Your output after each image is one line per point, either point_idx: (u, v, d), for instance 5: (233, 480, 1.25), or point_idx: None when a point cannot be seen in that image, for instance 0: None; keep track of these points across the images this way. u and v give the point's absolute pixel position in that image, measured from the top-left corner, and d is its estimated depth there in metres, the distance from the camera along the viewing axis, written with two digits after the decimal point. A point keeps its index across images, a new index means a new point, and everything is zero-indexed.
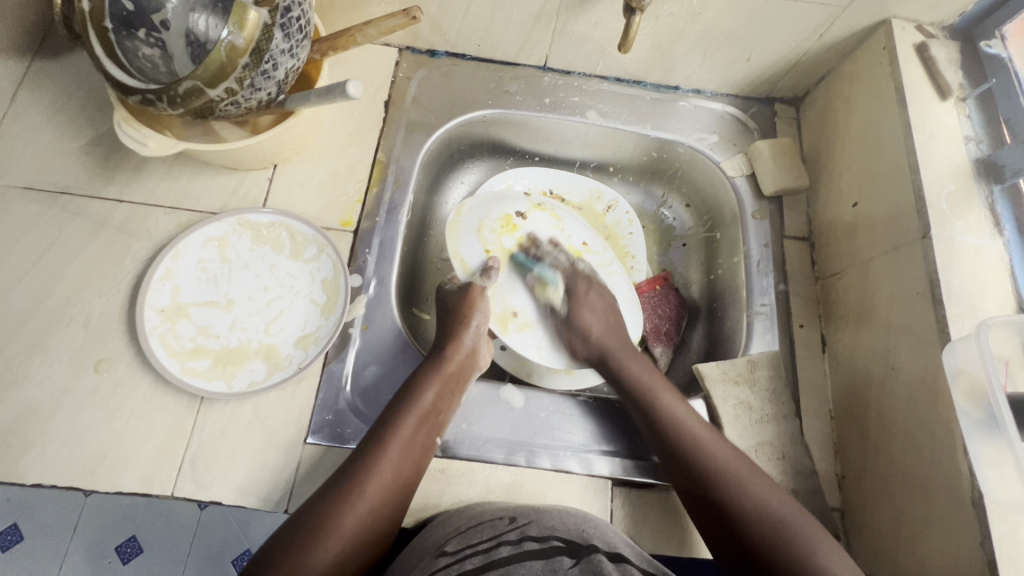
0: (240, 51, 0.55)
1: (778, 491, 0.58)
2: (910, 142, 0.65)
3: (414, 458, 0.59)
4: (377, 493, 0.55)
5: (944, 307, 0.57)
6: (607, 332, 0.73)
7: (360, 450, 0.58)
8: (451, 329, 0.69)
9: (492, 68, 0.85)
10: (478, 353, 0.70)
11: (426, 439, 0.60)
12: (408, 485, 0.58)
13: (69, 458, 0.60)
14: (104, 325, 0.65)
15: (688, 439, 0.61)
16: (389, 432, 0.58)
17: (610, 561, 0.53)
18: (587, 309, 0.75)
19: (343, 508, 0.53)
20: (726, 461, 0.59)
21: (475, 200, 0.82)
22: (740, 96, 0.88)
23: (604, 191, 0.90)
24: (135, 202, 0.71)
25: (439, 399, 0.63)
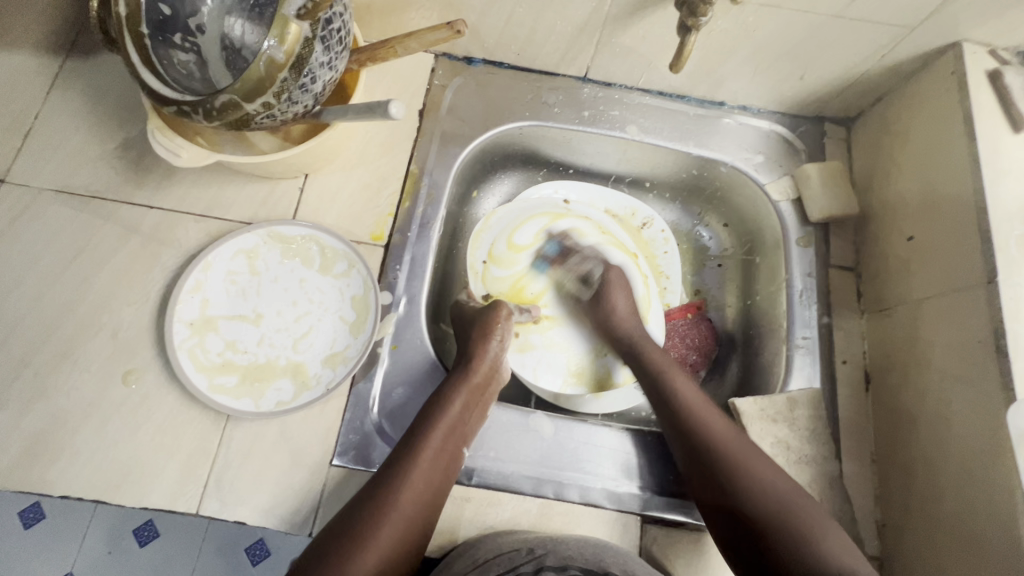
0: (279, 65, 0.53)
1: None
2: (978, 177, 0.61)
3: (445, 467, 0.57)
4: (411, 504, 0.54)
5: (1010, 361, 0.54)
6: (630, 314, 0.74)
7: (387, 466, 0.56)
8: (476, 337, 0.68)
9: (530, 77, 0.82)
10: (501, 363, 0.68)
11: (456, 448, 0.59)
12: (439, 496, 0.56)
13: (96, 471, 0.59)
14: (133, 336, 0.64)
15: (791, 516, 0.54)
16: (420, 442, 0.57)
17: None
18: (617, 289, 0.75)
19: (378, 520, 0.52)
20: (832, 542, 0.52)
21: (506, 208, 0.82)
22: (788, 114, 0.84)
23: (641, 208, 0.87)
24: (165, 208, 0.70)
25: (467, 408, 0.61)
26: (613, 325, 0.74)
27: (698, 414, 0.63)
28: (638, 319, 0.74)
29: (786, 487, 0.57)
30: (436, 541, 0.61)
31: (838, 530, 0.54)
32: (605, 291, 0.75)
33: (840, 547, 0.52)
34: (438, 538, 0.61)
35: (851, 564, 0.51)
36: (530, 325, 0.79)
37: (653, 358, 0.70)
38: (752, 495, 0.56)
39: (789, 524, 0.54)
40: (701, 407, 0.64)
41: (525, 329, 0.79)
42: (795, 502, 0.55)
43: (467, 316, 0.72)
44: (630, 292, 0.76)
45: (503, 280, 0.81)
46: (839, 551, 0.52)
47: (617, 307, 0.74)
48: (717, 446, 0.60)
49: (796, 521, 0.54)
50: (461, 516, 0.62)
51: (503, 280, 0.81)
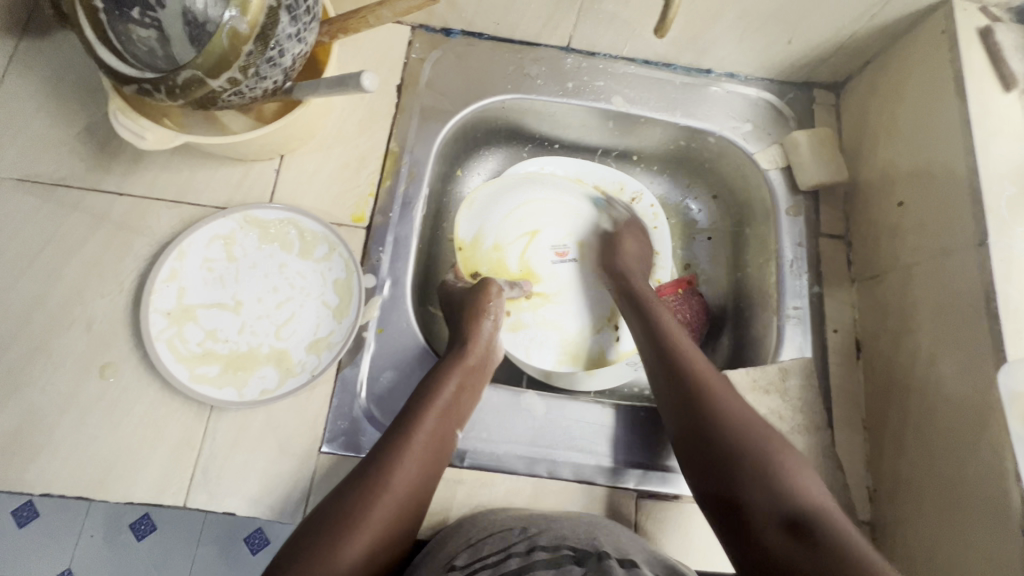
0: (244, 37, 0.50)
1: (825, 490, 0.52)
2: (969, 138, 0.60)
3: (438, 449, 0.56)
4: (403, 486, 0.52)
5: (1001, 323, 0.54)
6: (641, 257, 0.77)
7: (376, 450, 0.54)
8: (471, 314, 0.66)
9: (511, 48, 0.79)
10: (495, 343, 0.67)
11: (450, 429, 0.58)
12: (431, 479, 0.55)
13: (77, 467, 0.58)
14: (108, 328, 0.62)
15: (754, 432, 0.54)
16: (411, 425, 0.55)
17: (620, 566, 0.49)
18: (631, 237, 0.78)
19: (369, 502, 0.50)
20: (787, 452, 0.53)
21: (490, 186, 0.80)
22: (776, 80, 0.82)
23: (628, 182, 0.85)
24: (135, 195, 0.67)
25: (461, 388, 0.60)
26: (614, 253, 0.76)
27: (679, 344, 0.62)
28: (643, 261, 0.77)
29: (761, 424, 0.55)
30: (429, 524, 0.60)
31: (806, 465, 0.53)
32: (617, 239, 0.78)
33: (807, 483, 0.51)
34: (432, 520, 0.60)
35: (822, 505, 0.50)
36: (520, 303, 0.78)
37: (642, 288, 0.71)
38: (722, 430, 0.55)
39: (760, 459, 0.52)
40: (686, 347, 0.62)
41: (516, 307, 0.77)
42: (770, 439, 0.54)
43: (459, 294, 0.70)
44: (639, 242, 0.78)
45: (491, 260, 0.79)
46: (807, 487, 0.51)
47: (625, 251, 0.76)
48: (692, 369, 0.59)
49: (766, 454, 0.53)
50: (454, 498, 0.61)
51: (491, 260, 0.79)
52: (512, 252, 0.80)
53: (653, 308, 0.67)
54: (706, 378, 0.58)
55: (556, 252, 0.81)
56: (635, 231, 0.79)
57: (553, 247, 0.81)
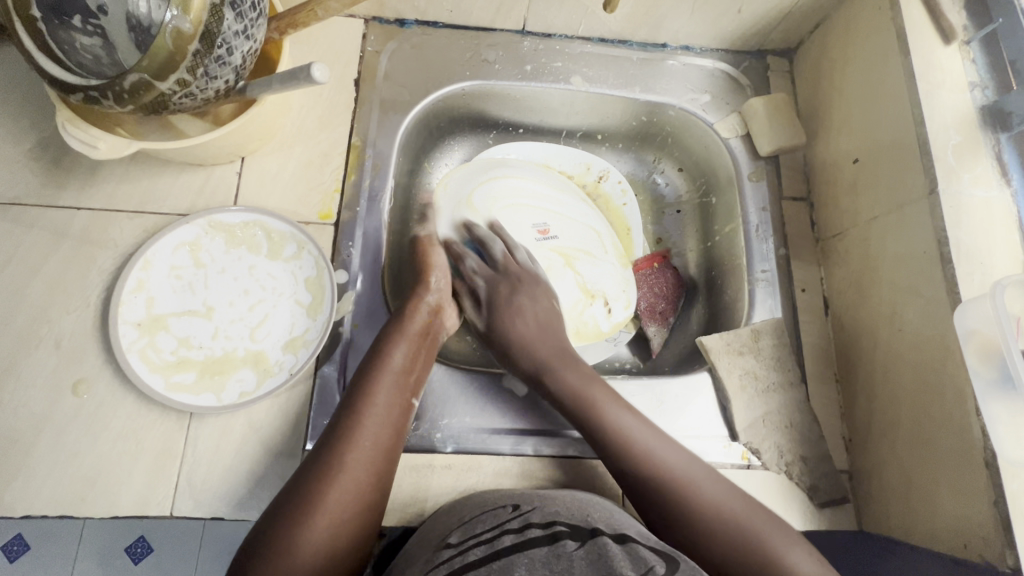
0: (188, 37, 0.49)
1: (738, 491, 0.56)
2: (914, 91, 0.62)
3: (392, 421, 0.56)
4: (360, 460, 0.52)
5: (953, 267, 0.56)
6: (539, 336, 0.67)
7: (331, 427, 0.55)
8: (414, 286, 0.67)
9: (467, 35, 0.79)
10: (441, 312, 0.67)
11: (400, 399, 0.58)
12: (391, 449, 0.55)
13: (57, 486, 0.57)
14: (77, 344, 0.61)
15: (668, 469, 0.56)
16: (361, 397, 0.56)
17: (615, 543, 0.49)
18: (516, 314, 0.68)
19: (328, 480, 0.51)
20: (693, 467, 0.57)
21: (463, 171, 0.79)
22: (730, 50, 0.83)
23: (594, 162, 0.86)
24: (94, 208, 0.66)
25: (409, 358, 0.60)
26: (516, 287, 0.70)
27: (589, 403, 0.61)
28: (551, 339, 0.67)
29: (693, 470, 0.57)
30: (418, 511, 0.60)
31: (727, 485, 0.56)
32: (504, 313, 0.68)
33: (739, 515, 0.54)
34: (421, 507, 0.61)
35: (747, 527, 0.53)
36: None
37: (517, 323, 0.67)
38: (642, 483, 0.56)
39: (686, 500, 0.54)
40: (594, 399, 0.61)
41: None
42: (694, 479, 0.56)
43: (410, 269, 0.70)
44: (526, 268, 0.73)
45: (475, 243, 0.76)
46: (737, 517, 0.53)
47: (514, 272, 0.71)
48: (602, 424, 0.59)
49: (692, 495, 0.55)
50: (443, 484, 0.62)
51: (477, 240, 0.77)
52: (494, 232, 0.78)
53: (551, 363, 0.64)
54: (614, 433, 0.59)
55: (538, 230, 0.80)
56: (519, 283, 0.70)
57: (535, 224, 0.80)
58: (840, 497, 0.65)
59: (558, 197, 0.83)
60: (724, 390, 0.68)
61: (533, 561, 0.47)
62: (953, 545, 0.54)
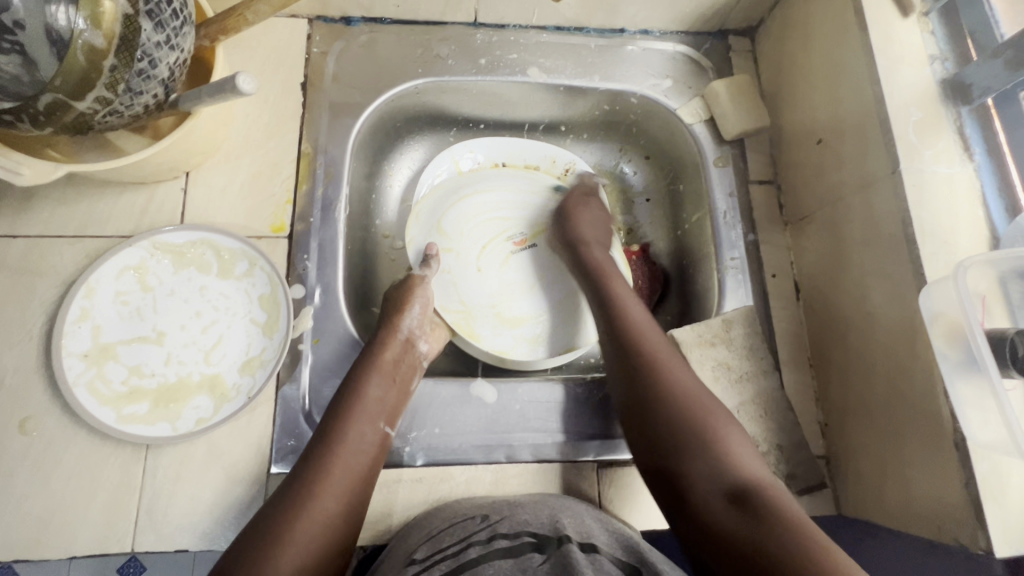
0: (102, 51, 0.46)
1: (749, 444, 0.53)
2: (874, 68, 0.60)
3: (366, 453, 0.55)
4: (331, 493, 0.50)
5: (918, 248, 0.55)
6: (598, 233, 0.73)
7: (306, 457, 0.53)
8: (392, 312, 0.65)
9: (417, 30, 0.76)
10: (418, 341, 0.65)
11: (374, 431, 0.56)
12: (367, 481, 0.54)
13: (10, 530, 0.55)
14: (22, 379, 0.58)
15: (671, 388, 0.56)
16: (337, 429, 0.54)
17: (581, 551, 0.49)
18: (586, 217, 0.74)
19: (296, 516, 0.48)
20: (694, 388, 0.56)
21: (433, 197, 0.77)
22: (690, 32, 0.81)
23: (559, 154, 0.83)
24: (31, 235, 0.62)
25: (384, 389, 0.59)
26: (580, 245, 0.72)
27: (634, 328, 0.61)
28: (606, 238, 0.73)
29: (741, 452, 0.52)
30: (389, 529, 0.59)
31: (745, 441, 0.53)
32: (569, 216, 0.75)
33: (748, 462, 0.51)
34: (392, 523, 0.59)
35: (760, 482, 0.49)
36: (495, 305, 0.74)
37: (590, 257, 0.71)
38: (663, 400, 0.55)
39: (693, 433, 0.53)
40: (642, 327, 0.61)
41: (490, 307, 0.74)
42: (708, 410, 0.54)
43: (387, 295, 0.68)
44: (598, 224, 0.74)
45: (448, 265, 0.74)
46: (745, 466, 0.51)
47: (579, 220, 0.74)
48: (644, 346, 0.59)
49: (705, 427, 0.53)
50: (414, 498, 0.60)
51: (445, 261, 0.74)
52: (467, 253, 0.75)
53: (625, 314, 0.63)
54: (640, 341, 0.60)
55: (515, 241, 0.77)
56: (591, 198, 0.77)
57: (511, 236, 0.77)
58: (818, 483, 0.64)
59: (533, 197, 0.79)
60: (697, 383, 0.67)
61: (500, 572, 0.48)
62: (927, 527, 0.54)
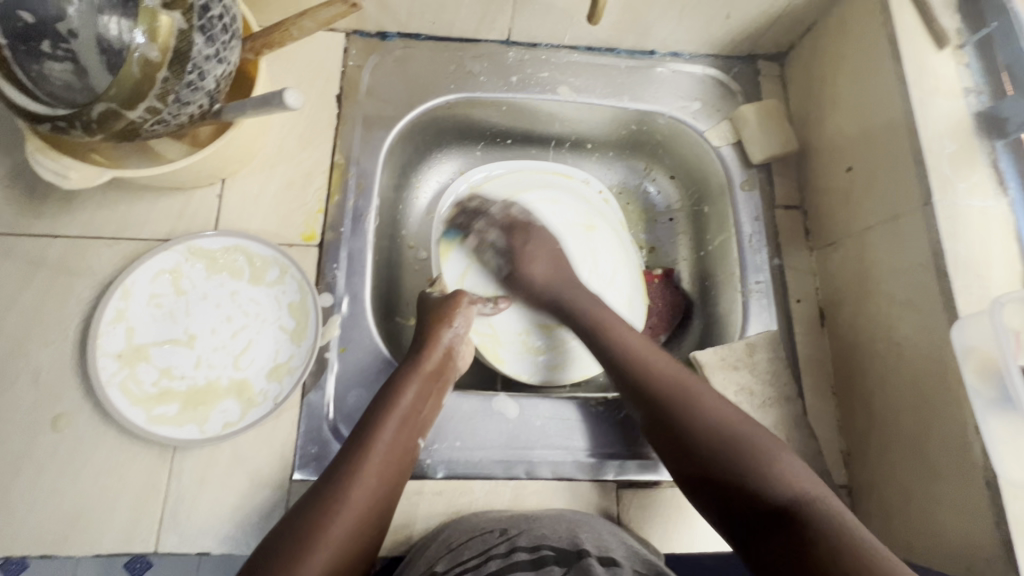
0: (156, 65, 0.49)
1: (791, 455, 0.52)
2: (907, 98, 0.60)
3: (398, 460, 0.55)
4: (361, 500, 0.51)
5: (950, 280, 0.55)
6: (550, 277, 0.71)
7: (338, 461, 0.53)
8: (431, 323, 0.65)
9: (450, 47, 0.78)
10: (458, 350, 0.65)
11: (407, 441, 0.56)
12: (394, 490, 0.54)
13: (39, 526, 0.56)
14: (56, 377, 0.59)
15: (695, 405, 0.56)
16: (370, 435, 0.55)
17: (600, 565, 0.50)
18: (529, 259, 0.72)
19: (328, 521, 0.48)
20: (724, 413, 0.55)
21: (467, 202, 0.80)
22: (720, 56, 0.82)
23: (574, 172, 0.83)
24: (71, 236, 0.64)
25: (420, 398, 0.59)
26: (530, 291, 0.72)
27: (662, 379, 0.59)
28: (561, 277, 0.71)
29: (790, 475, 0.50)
30: (408, 540, 0.59)
31: (790, 456, 0.52)
32: (521, 262, 0.73)
33: (796, 477, 0.50)
34: (410, 535, 0.59)
35: (808, 493, 0.49)
36: (524, 330, 0.77)
37: (581, 309, 0.68)
38: (702, 434, 0.54)
39: (736, 455, 0.52)
40: (669, 374, 0.59)
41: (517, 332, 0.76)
42: (747, 433, 0.53)
43: (427, 300, 0.69)
44: (550, 254, 0.73)
45: (478, 280, 0.78)
46: (791, 478, 0.50)
47: (534, 269, 0.72)
48: (659, 375, 0.59)
49: (747, 451, 0.52)
50: (433, 511, 0.60)
51: (474, 282, 0.77)
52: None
53: (626, 350, 0.62)
54: (676, 381, 0.58)
55: None
56: (531, 228, 0.75)
57: None
58: None
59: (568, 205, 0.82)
60: None
61: None
62: (953, 564, 0.53)
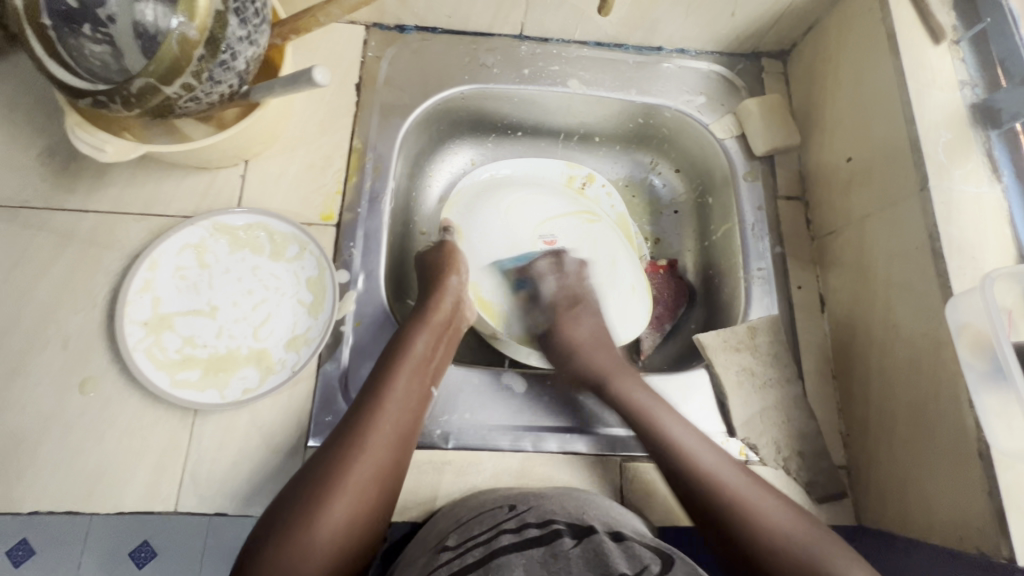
0: (193, 42, 0.51)
1: (810, 521, 0.54)
2: (905, 88, 0.63)
3: (413, 403, 0.58)
4: (381, 442, 0.53)
5: (945, 262, 0.56)
6: (595, 342, 0.72)
7: (355, 406, 0.56)
8: (437, 278, 0.68)
9: (465, 40, 0.81)
10: (462, 303, 0.68)
11: (420, 384, 0.59)
12: (411, 431, 0.57)
13: (64, 483, 0.58)
14: (84, 343, 0.62)
15: (710, 476, 0.57)
16: (384, 381, 0.57)
17: (611, 540, 0.51)
18: (575, 321, 0.74)
19: (349, 463, 0.51)
20: (743, 487, 0.56)
21: (473, 184, 0.84)
22: (725, 53, 0.85)
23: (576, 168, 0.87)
24: (102, 211, 0.67)
25: (431, 347, 0.62)
26: (572, 354, 0.71)
27: (691, 460, 0.58)
28: (606, 349, 0.72)
29: (808, 538, 0.52)
30: (417, 507, 0.61)
31: (809, 523, 0.53)
32: (570, 320, 0.74)
33: (817, 544, 0.51)
34: (420, 503, 0.61)
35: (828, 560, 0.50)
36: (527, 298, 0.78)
37: (626, 399, 0.65)
38: (721, 510, 0.55)
39: (759, 540, 0.52)
40: (683, 449, 0.59)
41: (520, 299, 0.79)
42: (769, 507, 0.54)
43: (427, 257, 0.71)
44: (595, 318, 0.75)
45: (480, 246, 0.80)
46: (812, 547, 0.51)
47: (575, 339, 0.72)
48: (680, 460, 0.59)
49: (767, 526, 0.53)
50: (441, 480, 0.62)
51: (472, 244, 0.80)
52: (507, 235, 0.82)
53: (646, 416, 0.63)
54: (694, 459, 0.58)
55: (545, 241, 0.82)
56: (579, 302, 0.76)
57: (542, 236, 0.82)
58: (837, 492, 0.65)
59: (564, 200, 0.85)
60: (721, 387, 0.69)
61: (531, 559, 0.48)
62: (950, 537, 0.54)
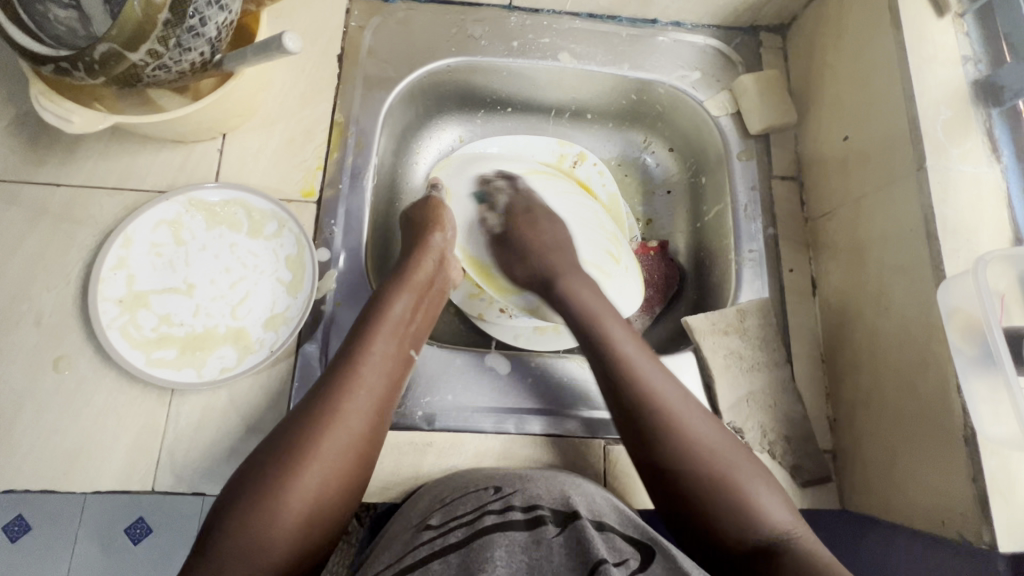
0: (158, 6, 0.48)
1: (765, 482, 0.52)
2: (905, 63, 0.61)
3: (392, 364, 0.57)
4: (358, 407, 0.53)
5: (939, 244, 0.55)
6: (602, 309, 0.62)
7: (332, 367, 0.55)
8: (419, 236, 0.67)
9: (453, 10, 0.78)
10: (446, 264, 0.67)
11: (399, 346, 0.59)
12: (390, 395, 0.56)
13: (40, 461, 0.57)
14: (58, 320, 0.61)
15: (674, 430, 0.53)
16: (363, 341, 0.57)
17: (594, 528, 0.49)
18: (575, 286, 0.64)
19: (323, 425, 0.51)
20: (709, 439, 0.53)
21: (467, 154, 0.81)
22: (722, 27, 0.82)
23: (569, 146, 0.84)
24: (74, 184, 0.65)
25: (411, 309, 0.61)
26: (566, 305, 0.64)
27: (665, 410, 0.54)
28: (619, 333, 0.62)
29: (766, 499, 0.51)
30: (398, 487, 0.61)
31: (766, 483, 0.52)
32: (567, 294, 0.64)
33: (770, 507, 0.50)
34: (401, 483, 0.61)
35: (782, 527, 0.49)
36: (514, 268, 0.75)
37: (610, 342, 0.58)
38: (684, 470, 0.51)
39: (719, 501, 0.50)
40: (655, 395, 0.54)
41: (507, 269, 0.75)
42: (728, 468, 0.52)
43: (410, 215, 0.70)
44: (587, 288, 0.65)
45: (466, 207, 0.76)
46: (769, 512, 0.50)
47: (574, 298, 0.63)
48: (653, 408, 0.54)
49: (722, 486, 0.51)
50: (422, 460, 0.62)
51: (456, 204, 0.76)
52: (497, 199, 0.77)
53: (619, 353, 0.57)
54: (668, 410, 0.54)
55: None
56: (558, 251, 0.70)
57: None
58: (822, 476, 0.65)
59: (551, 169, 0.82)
60: (707, 369, 0.68)
61: (513, 542, 0.47)
62: (932, 521, 0.54)
